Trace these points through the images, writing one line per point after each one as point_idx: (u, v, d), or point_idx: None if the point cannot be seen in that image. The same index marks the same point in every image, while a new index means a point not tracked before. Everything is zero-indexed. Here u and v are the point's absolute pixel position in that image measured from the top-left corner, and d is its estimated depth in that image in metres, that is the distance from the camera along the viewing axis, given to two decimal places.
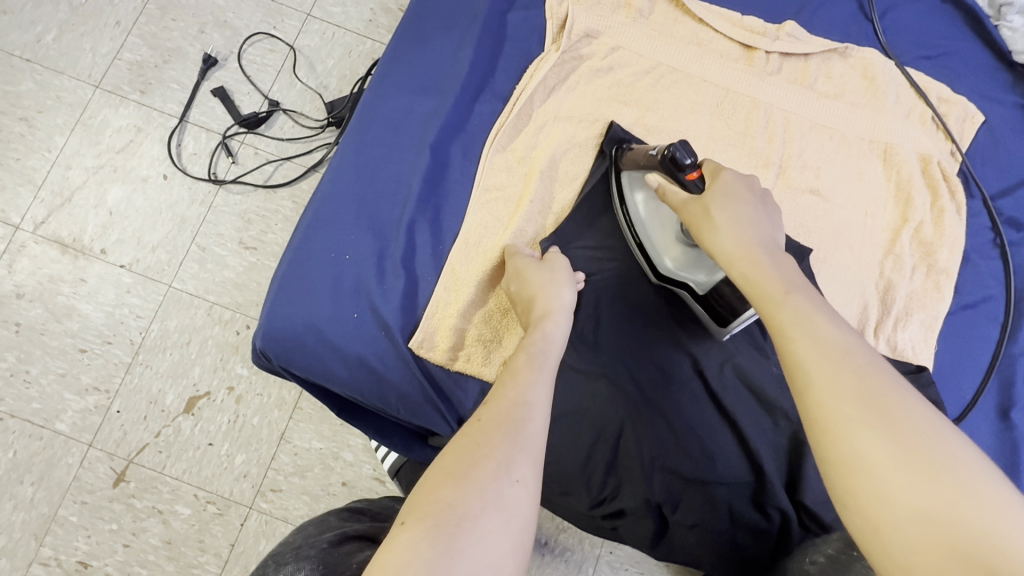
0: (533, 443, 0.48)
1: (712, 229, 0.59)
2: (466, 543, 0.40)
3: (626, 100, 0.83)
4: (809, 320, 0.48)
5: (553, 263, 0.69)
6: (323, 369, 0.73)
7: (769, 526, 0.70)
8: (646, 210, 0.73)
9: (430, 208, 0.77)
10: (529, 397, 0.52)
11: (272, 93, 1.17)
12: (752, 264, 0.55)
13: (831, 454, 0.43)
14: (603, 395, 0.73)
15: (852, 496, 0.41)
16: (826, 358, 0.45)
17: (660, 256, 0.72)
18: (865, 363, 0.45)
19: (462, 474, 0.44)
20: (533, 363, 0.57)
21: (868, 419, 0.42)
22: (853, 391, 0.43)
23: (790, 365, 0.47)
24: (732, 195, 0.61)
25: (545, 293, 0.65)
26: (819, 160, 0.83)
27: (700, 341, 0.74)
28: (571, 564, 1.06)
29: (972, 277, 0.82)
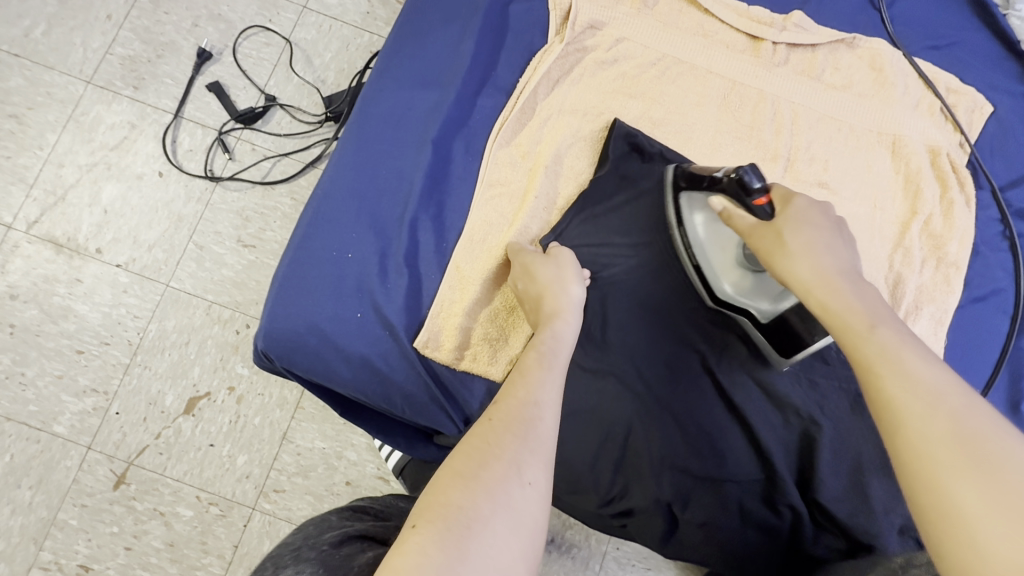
0: (545, 445, 0.47)
1: (787, 256, 0.58)
2: (477, 546, 0.39)
3: (632, 93, 0.81)
4: (898, 357, 0.46)
5: (561, 258, 0.68)
6: (326, 369, 0.72)
7: (779, 523, 0.70)
8: (706, 233, 0.71)
9: (433, 204, 0.76)
10: (539, 397, 0.51)
11: (268, 88, 1.15)
12: (830, 296, 0.53)
13: (925, 502, 0.39)
14: (611, 394, 0.72)
15: (950, 549, 0.37)
16: (918, 399, 0.43)
17: (722, 282, 0.70)
18: (964, 405, 0.42)
19: (472, 476, 0.43)
20: (544, 364, 0.56)
21: (965, 464, 0.38)
22: (947, 433, 0.40)
23: (879, 404, 0.45)
24: (807, 222, 0.60)
25: (555, 291, 0.64)
26: (826, 152, 0.82)
27: (709, 338, 0.73)
28: (577, 561, 1.05)
29: (981, 270, 0.81)
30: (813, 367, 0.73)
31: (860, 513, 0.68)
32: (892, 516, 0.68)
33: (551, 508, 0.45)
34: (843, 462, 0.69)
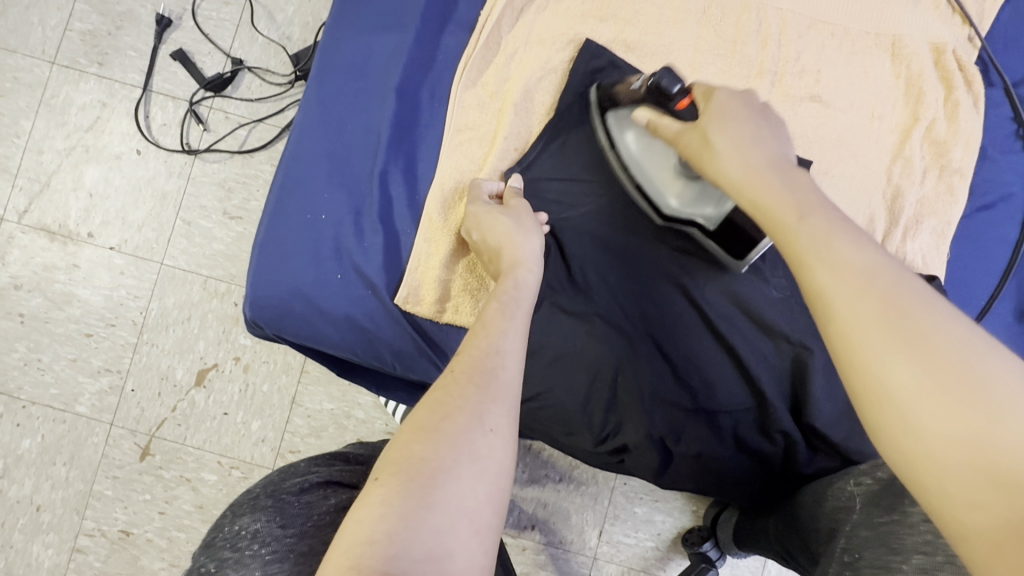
0: (509, 396, 0.47)
1: (712, 151, 0.54)
2: (441, 494, 0.40)
3: (603, 15, 0.75)
4: (826, 243, 0.42)
5: (519, 209, 0.66)
6: (315, 332, 0.73)
7: (774, 450, 0.70)
8: (639, 150, 0.68)
9: (402, 155, 0.73)
10: (501, 345, 0.50)
11: (234, 51, 1.11)
12: (758, 189, 0.49)
13: (860, 385, 0.37)
14: (597, 335, 0.71)
15: (882, 427, 0.36)
16: (846, 281, 0.39)
17: (664, 198, 0.68)
18: (893, 283, 0.39)
19: (436, 428, 0.43)
20: (502, 312, 0.55)
21: (899, 343, 0.36)
22: (878, 312, 0.38)
23: (810, 296, 0.41)
24: (730, 116, 0.55)
25: (514, 241, 0.62)
26: (818, 62, 0.76)
27: (693, 271, 0.71)
28: (587, 497, 1.08)
29: (989, 175, 0.76)
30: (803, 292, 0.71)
31: (856, 435, 0.67)
32: None
33: (518, 451, 0.46)
34: (837, 386, 0.68)
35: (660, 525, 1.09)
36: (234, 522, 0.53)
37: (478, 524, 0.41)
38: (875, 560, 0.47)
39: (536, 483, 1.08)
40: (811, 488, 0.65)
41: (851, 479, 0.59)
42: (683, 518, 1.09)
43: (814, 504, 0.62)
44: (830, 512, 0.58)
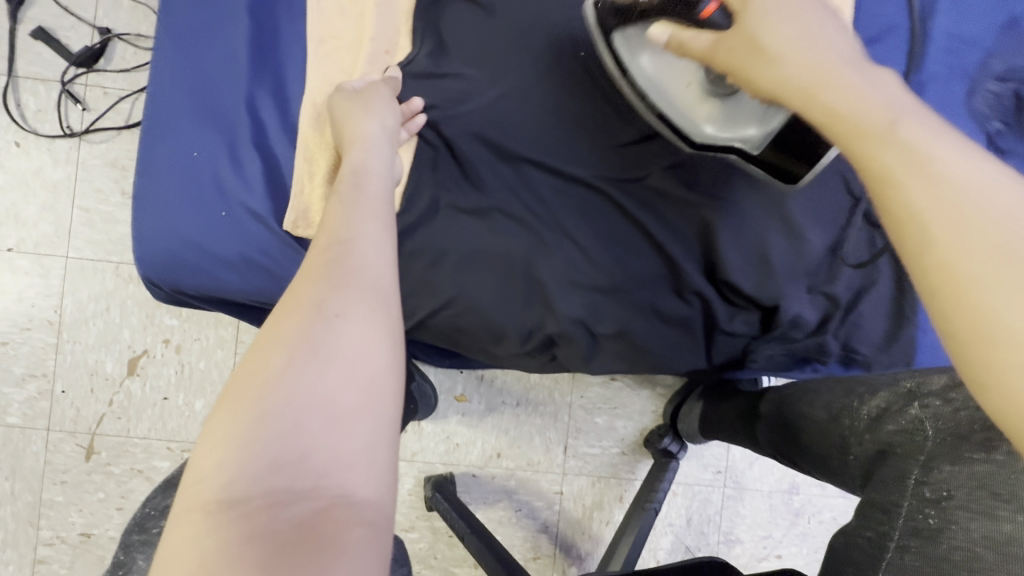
0: (344, 276, 0.45)
1: (766, 56, 0.46)
2: (279, 395, 0.38)
3: None
4: (920, 156, 0.36)
5: (375, 92, 0.64)
6: (211, 278, 0.69)
7: (692, 313, 0.68)
8: (656, 73, 0.63)
9: (268, 76, 0.69)
10: (347, 235, 0.48)
11: (99, 20, 1.04)
12: (831, 96, 0.42)
13: (960, 325, 0.33)
14: (498, 230, 0.68)
15: (989, 378, 0.32)
16: (949, 205, 0.34)
17: (699, 123, 0.63)
18: (1009, 208, 0.34)
19: (270, 332, 0.42)
20: (343, 207, 0.52)
21: (1011, 278, 0.32)
22: (993, 242, 0.33)
23: (903, 217, 0.36)
24: (780, 9, 0.46)
25: (363, 130, 0.61)
26: None
27: (584, 149, 0.69)
28: (546, 417, 1.09)
29: (870, 10, 0.75)
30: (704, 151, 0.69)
31: (767, 283, 0.66)
32: (797, 277, 0.67)
33: (377, 329, 0.44)
34: (745, 239, 0.67)
35: (622, 431, 1.10)
36: (148, 502, 0.69)
37: (333, 410, 0.39)
38: (970, 503, 0.47)
39: (495, 411, 1.08)
40: (839, 406, 0.64)
41: (906, 401, 0.57)
42: (643, 420, 1.10)
43: (855, 427, 0.61)
44: (886, 436, 0.57)
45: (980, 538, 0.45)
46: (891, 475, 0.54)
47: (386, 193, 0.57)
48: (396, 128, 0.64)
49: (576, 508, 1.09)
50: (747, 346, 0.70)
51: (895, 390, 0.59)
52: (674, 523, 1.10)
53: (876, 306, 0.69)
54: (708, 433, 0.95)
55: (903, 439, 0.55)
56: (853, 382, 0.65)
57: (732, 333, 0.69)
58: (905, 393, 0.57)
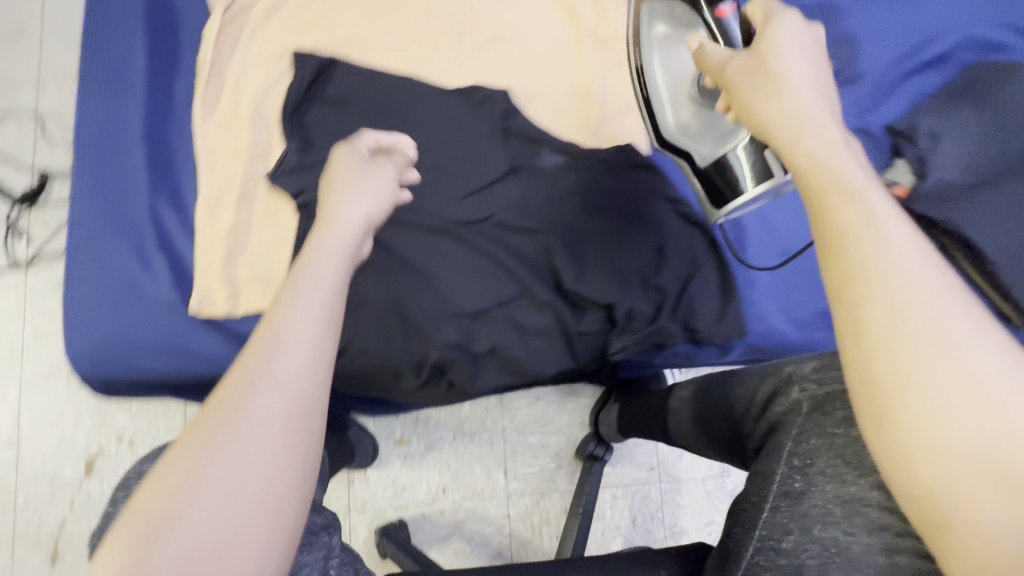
0: (269, 384, 0.44)
1: (768, 88, 0.51)
2: (172, 526, 0.38)
3: (305, 27, 0.87)
4: (871, 224, 0.41)
5: (359, 165, 0.70)
6: (133, 365, 0.79)
7: (549, 322, 0.80)
8: (665, 67, 0.76)
9: (166, 189, 0.83)
10: (284, 340, 0.47)
11: (37, 164, 1.19)
12: (812, 144, 0.47)
13: (878, 371, 0.37)
14: (372, 281, 0.80)
15: (892, 422, 0.36)
16: (891, 268, 0.39)
17: (674, 111, 0.76)
18: (931, 290, 0.38)
19: (184, 443, 0.42)
20: (289, 300, 0.51)
21: (922, 347, 0.36)
22: (914, 312, 0.37)
23: (852, 274, 0.40)
24: (787, 54, 0.53)
25: (337, 214, 0.63)
26: (492, 11, 0.90)
27: (434, 203, 0.82)
28: (483, 445, 1.17)
29: None
30: (534, 189, 0.83)
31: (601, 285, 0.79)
32: (628, 276, 0.80)
33: (297, 452, 0.43)
34: (580, 253, 0.80)
35: (556, 446, 1.18)
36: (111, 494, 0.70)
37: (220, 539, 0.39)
38: (828, 469, 0.51)
39: (435, 448, 1.16)
40: (734, 392, 0.67)
41: (786, 383, 0.59)
42: (573, 432, 1.18)
43: (745, 411, 0.64)
44: (769, 415, 0.59)
45: (834, 497, 0.50)
46: (770, 450, 0.56)
47: (341, 279, 0.56)
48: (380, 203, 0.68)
49: (525, 527, 1.15)
50: (603, 341, 0.81)
51: (776, 373, 0.62)
52: (621, 525, 1.17)
53: (704, 287, 0.82)
54: (630, 433, 1.02)
55: (781, 417, 0.57)
56: (746, 370, 0.68)
57: (584, 332, 0.80)
58: (785, 377, 0.60)
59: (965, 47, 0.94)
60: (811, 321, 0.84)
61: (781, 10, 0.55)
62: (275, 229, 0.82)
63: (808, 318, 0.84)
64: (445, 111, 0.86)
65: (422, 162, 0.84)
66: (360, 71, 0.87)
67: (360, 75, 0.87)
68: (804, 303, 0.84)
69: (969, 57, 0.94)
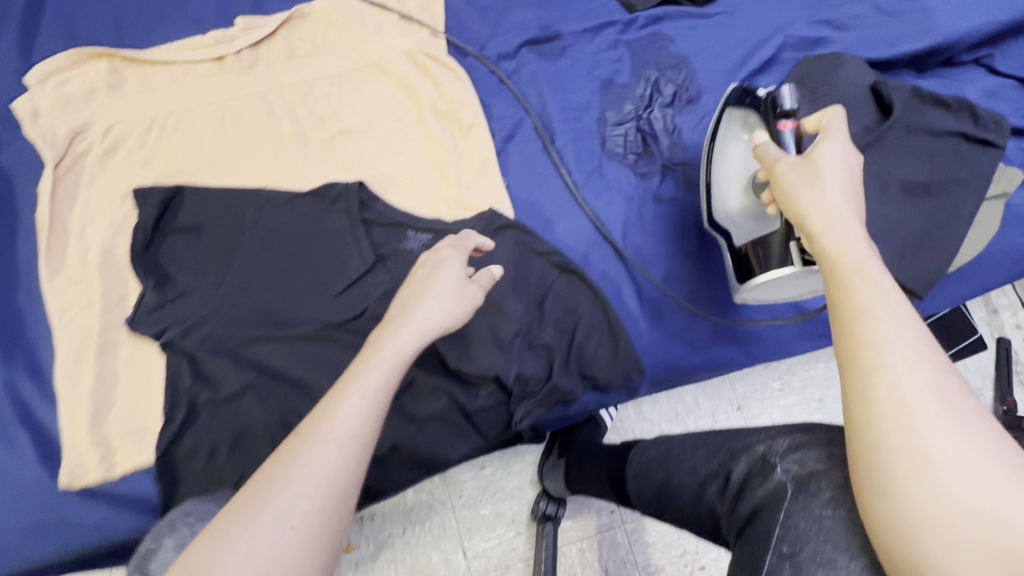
0: (334, 444, 0.49)
1: (814, 191, 0.60)
2: None
3: (144, 162, 0.87)
4: (877, 307, 0.49)
5: (449, 262, 0.68)
6: (8, 559, 0.73)
7: (445, 405, 0.77)
8: (726, 153, 0.81)
9: (21, 359, 0.79)
10: (340, 431, 0.50)
11: None
12: (839, 238, 0.56)
13: (886, 441, 0.43)
14: (253, 405, 0.77)
15: (895, 478, 0.42)
16: (899, 344, 0.46)
17: (725, 197, 0.81)
18: (938, 376, 0.45)
19: (256, 480, 0.47)
20: (367, 369, 0.55)
21: (932, 415, 0.43)
22: (922, 382, 0.44)
23: (864, 341, 0.47)
24: (825, 170, 0.61)
25: (411, 312, 0.62)
26: (331, 107, 0.91)
27: (305, 309, 0.80)
28: (436, 529, 1.12)
29: (501, 112, 0.93)
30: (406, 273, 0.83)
31: (488, 358, 0.76)
32: (514, 341, 0.78)
33: (325, 547, 0.45)
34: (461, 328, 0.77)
35: (511, 512, 1.13)
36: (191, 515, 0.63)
37: None
38: (817, 555, 0.51)
39: (387, 546, 1.10)
40: (704, 469, 0.65)
41: (764, 463, 0.59)
42: (525, 495, 1.14)
43: (721, 491, 0.62)
44: (750, 496, 0.58)
45: None
46: (756, 535, 0.55)
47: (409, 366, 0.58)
48: (455, 297, 0.65)
49: None
50: (506, 411, 0.79)
51: (750, 451, 0.61)
52: None
53: (593, 333, 0.81)
54: (576, 489, 0.98)
55: (764, 502, 0.56)
56: (711, 441, 0.67)
57: (481, 409, 0.78)
58: (760, 456, 0.60)
59: (789, 46, 0.98)
60: (706, 341, 0.84)
61: (836, 128, 0.65)
62: (144, 374, 0.78)
63: (703, 338, 0.84)
64: (302, 214, 0.85)
65: (287, 267, 0.82)
66: (209, 192, 0.86)
67: (211, 195, 0.86)
68: (696, 324, 0.84)
69: (795, 55, 0.98)
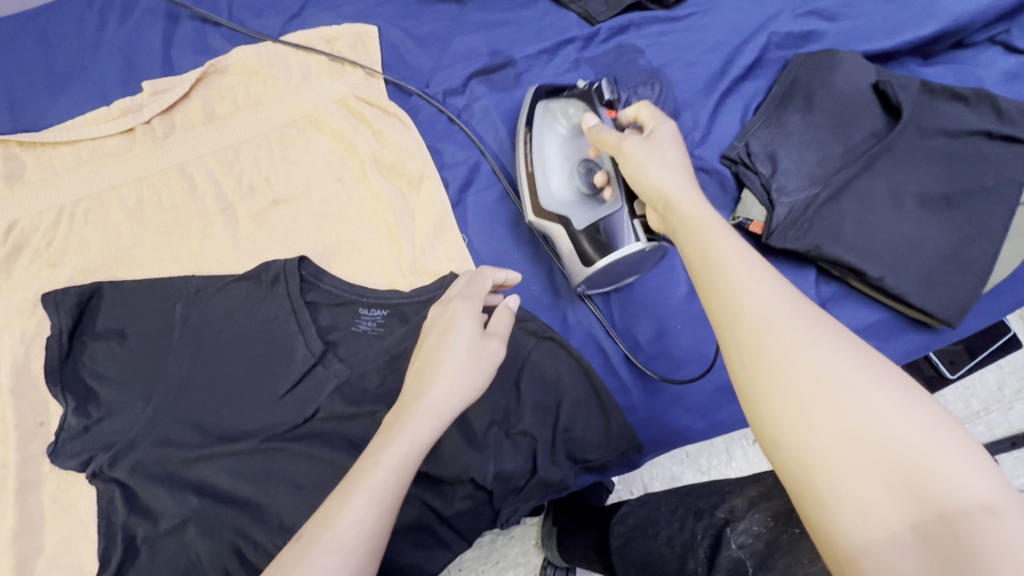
0: (336, 555, 0.43)
1: (660, 166, 0.55)
2: None
3: (55, 261, 0.77)
4: (728, 252, 0.46)
5: (459, 321, 0.56)
6: None
7: (417, 514, 0.66)
8: (548, 140, 0.72)
9: None
10: (344, 540, 0.43)
11: None
12: (695, 206, 0.51)
13: (769, 412, 0.39)
14: (199, 536, 0.67)
15: (778, 430, 0.39)
16: (752, 287, 0.43)
17: (557, 180, 0.71)
18: (793, 308, 0.42)
19: None
20: (374, 466, 0.47)
21: (795, 350, 0.40)
22: (780, 321, 0.41)
23: (723, 295, 0.44)
24: (662, 150, 0.57)
25: (423, 395, 0.52)
26: (261, 173, 0.80)
27: (250, 416, 0.71)
28: None
29: (454, 157, 0.82)
30: (361, 360, 0.72)
31: (460, 455, 0.66)
32: (489, 430, 0.68)
33: None
34: None
35: None
36: None
37: None
38: None
39: None
40: (676, 539, 0.61)
41: (723, 530, 0.56)
42: (530, 559, 1.04)
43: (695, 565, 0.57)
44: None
45: None
46: None
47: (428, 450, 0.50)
48: (471, 360, 0.55)
49: None
50: (489, 510, 0.68)
51: (711, 517, 0.59)
52: None
53: (580, 408, 0.71)
54: (574, 560, 0.89)
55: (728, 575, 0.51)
56: (681, 505, 0.66)
57: (458, 513, 0.67)
58: (720, 526, 0.57)
59: (774, 44, 0.87)
60: (711, 401, 0.73)
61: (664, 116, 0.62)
62: (74, 510, 0.69)
63: (707, 401, 0.73)
64: (237, 303, 0.75)
65: (224, 367, 0.72)
66: (129, 286, 0.75)
67: (133, 290, 0.75)
68: (696, 386, 0.73)
69: (782, 54, 0.87)
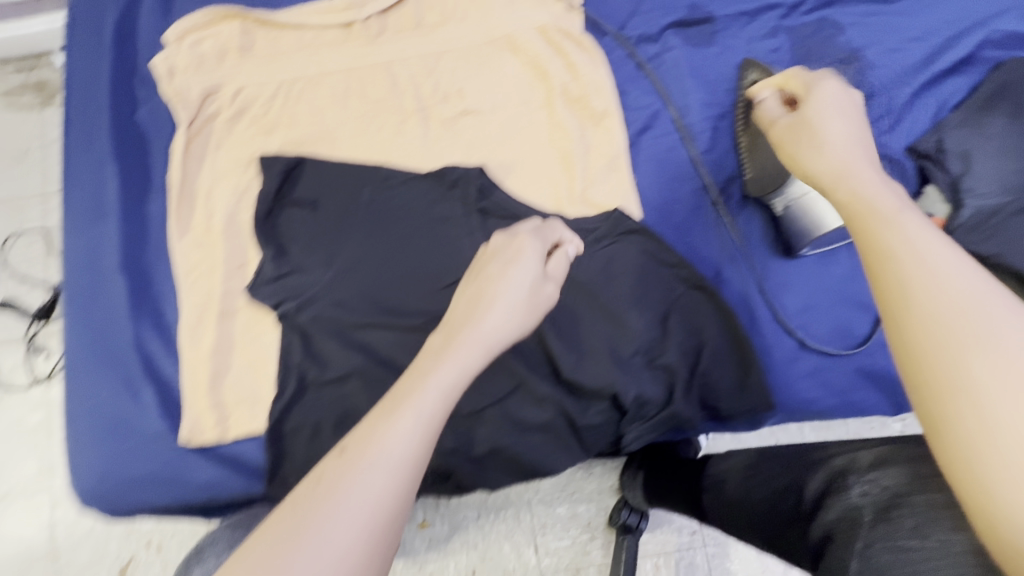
0: (383, 472, 0.40)
1: (816, 141, 0.56)
2: None
3: (269, 130, 0.86)
4: (890, 235, 0.43)
5: (523, 256, 0.55)
6: (137, 500, 0.76)
7: (553, 416, 0.72)
8: None
9: (149, 312, 0.82)
10: (393, 456, 0.41)
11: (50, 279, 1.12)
12: (850, 184, 0.50)
13: (936, 396, 0.36)
14: (359, 390, 0.75)
15: (942, 414, 0.35)
16: (922, 274, 0.39)
17: None
18: (979, 297, 0.37)
19: (295, 498, 0.40)
20: (424, 389, 0.45)
21: (972, 342, 0.36)
22: (960, 310, 0.37)
23: (889, 271, 0.41)
24: (827, 119, 0.58)
25: (474, 326, 0.51)
26: (456, 84, 0.86)
27: (417, 298, 0.78)
28: (509, 520, 1.09)
29: (637, 100, 0.85)
30: None
31: (604, 373, 0.71)
32: (633, 357, 0.73)
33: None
34: (577, 337, 0.73)
35: (587, 514, 1.10)
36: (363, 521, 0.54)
37: None
38: None
39: (459, 529, 1.08)
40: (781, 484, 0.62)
41: (843, 477, 0.54)
42: (603, 499, 1.10)
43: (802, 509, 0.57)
44: (826, 518, 0.53)
45: None
46: (833, 559, 0.49)
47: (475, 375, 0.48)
48: (528, 302, 0.54)
49: None
50: (615, 429, 0.74)
51: (830, 465, 0.57)
52: None
53: (720, 357, 0.73)
54: (654, 502, 0.92)
55: (839, 518, 0.51)
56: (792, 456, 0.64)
57: (591, 424, 0.73)
58: (840, 471, 0.55)
59: (990, 43, 0.84)
60: (847, 382, 0.75)
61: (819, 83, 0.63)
62: (258, 344, 0.79)
63: (843, 382, 0.75)
64: (419, 196, 0.82)
65: (401, 251, 0.80)
66: (328, 164, 0.84)
67: (331, 167, 0.84)
68: (834, 365, 0.75)
69: (997, 54, 0.83)
